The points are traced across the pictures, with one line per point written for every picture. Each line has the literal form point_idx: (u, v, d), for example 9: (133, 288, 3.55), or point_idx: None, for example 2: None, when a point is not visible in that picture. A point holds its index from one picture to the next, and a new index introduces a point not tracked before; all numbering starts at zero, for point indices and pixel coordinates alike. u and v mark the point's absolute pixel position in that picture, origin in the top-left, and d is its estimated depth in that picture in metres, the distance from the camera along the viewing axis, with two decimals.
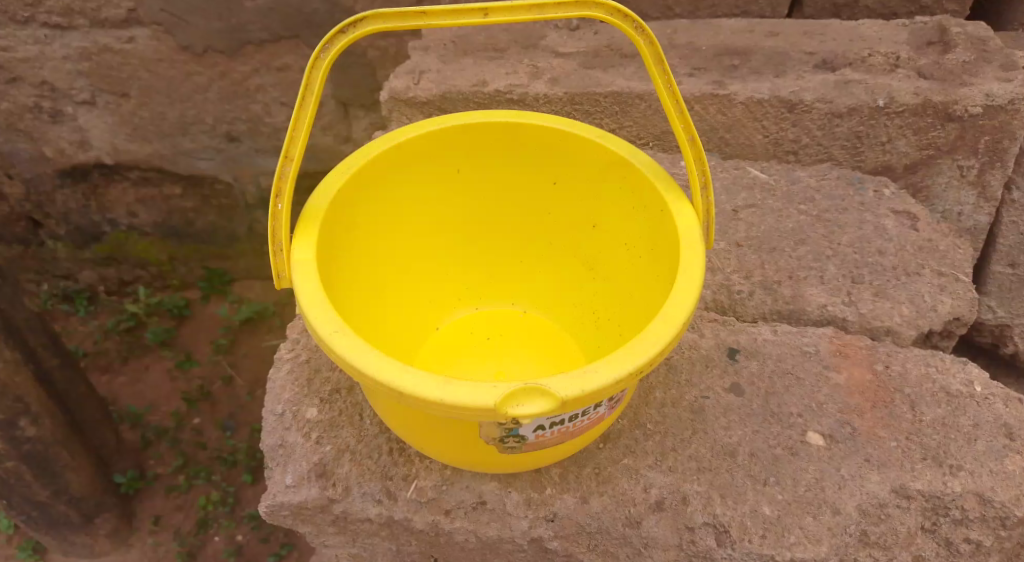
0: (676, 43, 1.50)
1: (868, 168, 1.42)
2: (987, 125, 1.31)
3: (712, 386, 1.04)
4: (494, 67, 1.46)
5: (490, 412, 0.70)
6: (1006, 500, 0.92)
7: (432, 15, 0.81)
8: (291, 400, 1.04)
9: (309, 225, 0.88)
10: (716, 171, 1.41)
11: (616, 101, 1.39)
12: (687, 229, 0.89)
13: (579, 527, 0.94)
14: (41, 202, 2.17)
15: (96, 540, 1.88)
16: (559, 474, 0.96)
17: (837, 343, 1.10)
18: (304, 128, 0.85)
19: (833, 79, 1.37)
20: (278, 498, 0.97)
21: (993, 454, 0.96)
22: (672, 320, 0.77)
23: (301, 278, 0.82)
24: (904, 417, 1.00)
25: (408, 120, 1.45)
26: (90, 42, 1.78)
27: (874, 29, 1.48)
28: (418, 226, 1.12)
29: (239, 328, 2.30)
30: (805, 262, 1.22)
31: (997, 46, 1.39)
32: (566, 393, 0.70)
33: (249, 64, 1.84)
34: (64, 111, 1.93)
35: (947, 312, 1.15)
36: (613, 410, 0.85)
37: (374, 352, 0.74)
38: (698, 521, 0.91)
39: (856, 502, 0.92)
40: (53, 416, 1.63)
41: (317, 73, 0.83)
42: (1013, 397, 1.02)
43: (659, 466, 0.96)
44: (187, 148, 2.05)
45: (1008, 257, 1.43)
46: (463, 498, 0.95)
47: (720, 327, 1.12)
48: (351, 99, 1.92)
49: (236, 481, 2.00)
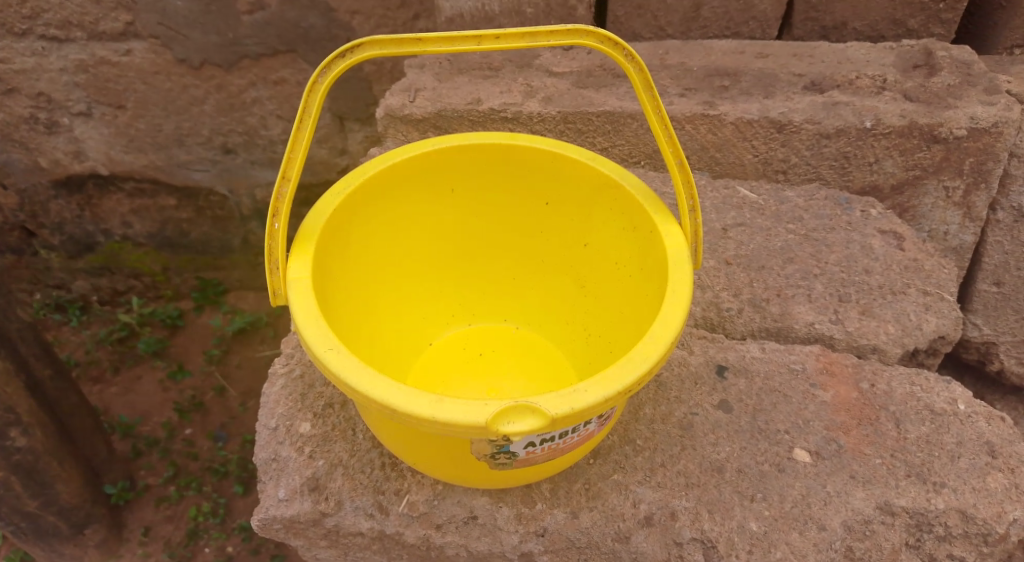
0: (667, 64, 1.53)
1: (856, 188, 1.44)
2: (971, 147, 1.34)
3: (701, 402, 1.06)
4: (488, 86, 1.48)
5: (480, 430, 0.71)
6: (988, 517, 0.94)
7: (427, 42, 0.84)
8: (285, 414, 1.05)
9: (305, 244, 0.89)
10: (706, 190, 1.44)
11: (608, 120, 1.42)
12: (676, 251, 0.91)
13: (569, 542, 0.95)
14: (35, 212, 2.18)
15: (86, 552, 1.87)
16: (549, 489, 0.97)
17: (824, 361, 1.12)
18: (302, 149, 0.86)
19: (821, 101, 1.40)
20: (271, 512, 0.98)
21: (976, 472, 0.98)
22: (661, 339, 0.79)
23: (297, 296, 0.83)
24: (889, 435, 1.02)
25: (403, 136, 1.47)
26: (87, 54, 1.79)
27: (862, 52, 1.51)
28: (412, 244, 1.13)
29: (232, 339, 2.31)
30: (793, 280, 1.24)
31: (981, 70, 1.42)
32: (556, 411, 0.72)
33: (245, 77, 1.86)
34: (60, 122, 1.94)
35: (932, 331, 1.17)
36: (603, 427, 0.87)
37: (367, 369, 0.75)
38: (686, 536, 0.93)
39: (842, 518, 0.94)
40: (44, 426, 1.63)
41: (315, 96, 0.85)
42: (996, 415, 1.04)
43: (648, 482, 0.97)
44: (182, 160, 2.07)
45: (994, 276, 1.46)
46: (454, 513, 0.96)
47: (709, 344, 1.14)
48: (347, 112, 1.94)
49: (227, 492, 2.00)
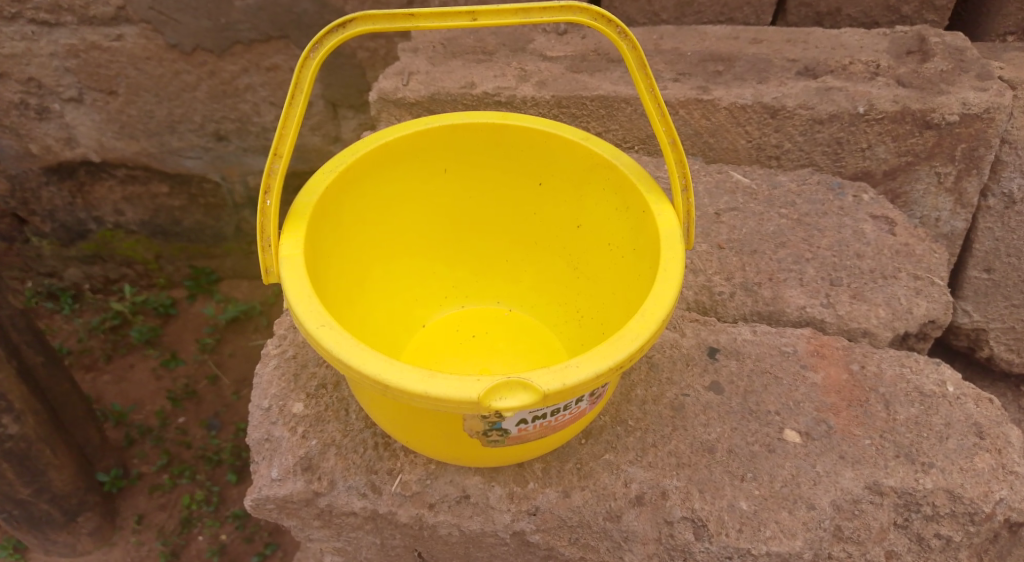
0: (662, 49, 1.52)
1: (848, 174, 1.45)
2: (963, 133, 1.34)
3: (692, 384, 1.06)
4: (482, 70, 1.48)
5: (473, 405, 0.71)
6: (975, 496, 0.95)
7: (420, 17, 0.83)
8: (278, 394, 1.05)
9: (297, 221, 0.89)
10: (700, 175, 1.44)
11: (602, 105, 1.42)
12: (668, 230, 0.91)
13: (560, 521, 0.96)
14: (26, 199, 2.16)
15: (78, 539, 1.87)
16: (541, 468, 0.98)
17: (815, 343, 1.12)
18: (294, 126, 0.86)
19: (814, 86, 1.40)
20: (264, 492, 0.98)
21: (964, 452, 0.99)
22: (652, 317, 0.79)
23: (289, 271, 0.83)
24: (878, 415, 1.03)
25: (396, 120, 1.47)
26: (78, 39, 1.78)
27: (856, 38, 1.51)
28: (404, 224, 1.13)
29: (225, 327, 2.30)
30: (785, 265, 1.25)
31: (974, 56, 1.43)
32: (548, 387, 0.72)
33: (238, 63, 1.85)
34: (50, 108, 1.93)
35: (922, 315, 1.18)
36: (595, 405, 0.87)
37: (359, 344, 0.75)
38: (676, 515, 0.93)
39: (831, 498, 0.94)
40: (36, 413, 1.63)
41: (307, 72, 0.85)
42: (984, 396, 1.05)
43: (639, 461, 0.98)
44: (174, 147, 2.06)
45: (984, 263, 1.47)
46: (447, 492, 0.97)
47: (701, 327, 1.15)
48: (341, 99, 1.93)
49: (220, 480, 2.01)
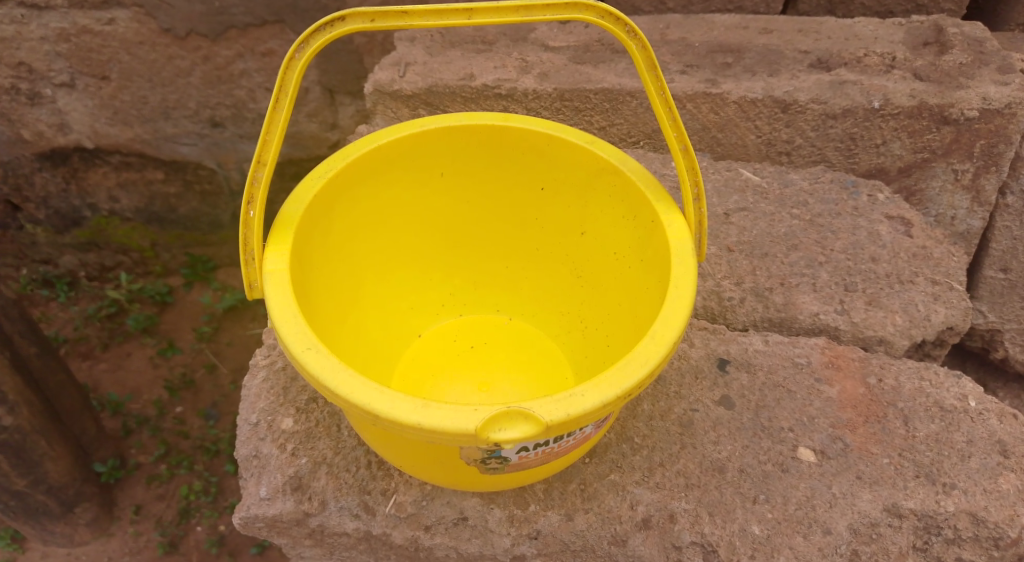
0: (668, 39, 1.46)
1: (862, 171, 1.39)
2: (982, 128, 1.28)
3: (701, 398, 1.01)
4: (481, 61, 1.41)
5: (469, 437, 0.66)
6: (1000, 520, 0.90)
7: (415, 15, 0.77)
8: (266, 409, 1.00)
9: (282, 233, 0.83)
10: (708, 172, 1.38)
11: (607, 98, 1.35)
12: (680, 243, 0.85)
13: (563, 545, 0.91)
14: (19, 185, 2.08)
15: (75, 530, 1.83)
16: (543, 490, 0.93)
17: (829, 354, 1.07)
18: (279, 131, 0.80)
19: (827, 79, 1.34)
20: (252, 511, 0.93)
21: (987, 472, 0.94)
22: (662, 340, 0.74)
23: (273, 289, 0.78)
24: (897, 433, 0.98)
25: (392, 113, 1.41)
26: (69, 23, 1.71)
27: (871, 27, 1.45)
28: (398, 234, 1.08)
29: (223, 316, 2.25)
30: (797, 268, 1.20)
31: (994, 48, 1.37)
32: (551, 417, 0.67)
33: (232, 48, 1.78)
34: (42, 93, 1.86)
35: (940, 322, 1.13)
36: (600, 429, 0.81)
37: (348, 370, 0.70)
38: (685, 540, 0.89)
39: (847, 521, 0.90)
40: (31, 405, 1.58)
41: (293, 74, 0.79)
42: (1007, 412, 1.00)
43: (646, 482, 0.93)
44: (169, 133, 1.99)
45: (1001, 262, 1.41)
46: (443, 514, 0.92)
47: (710, 336, 1.09)
48: (338, 85, 1.86)
49: (218, 471, 1.97)
